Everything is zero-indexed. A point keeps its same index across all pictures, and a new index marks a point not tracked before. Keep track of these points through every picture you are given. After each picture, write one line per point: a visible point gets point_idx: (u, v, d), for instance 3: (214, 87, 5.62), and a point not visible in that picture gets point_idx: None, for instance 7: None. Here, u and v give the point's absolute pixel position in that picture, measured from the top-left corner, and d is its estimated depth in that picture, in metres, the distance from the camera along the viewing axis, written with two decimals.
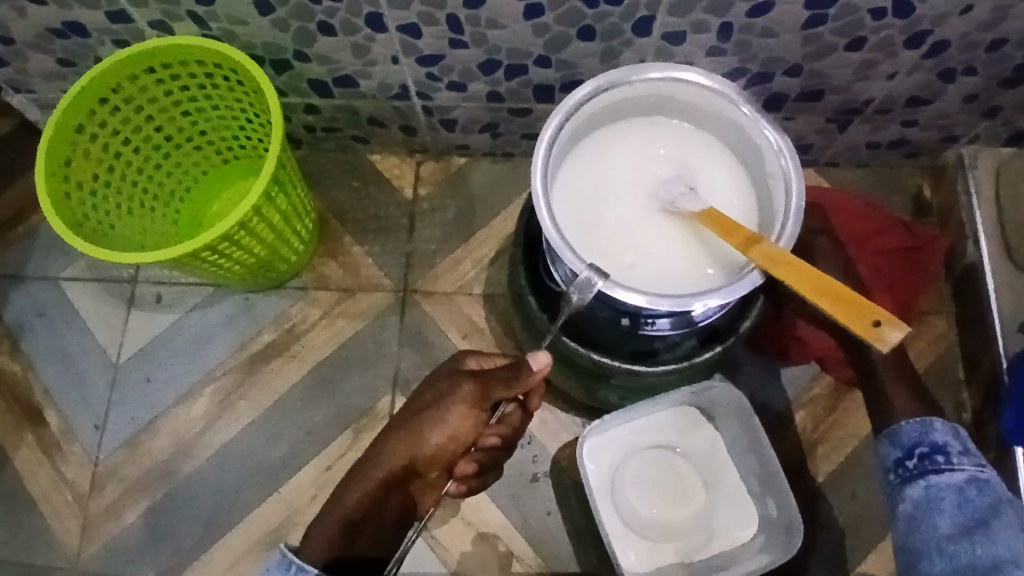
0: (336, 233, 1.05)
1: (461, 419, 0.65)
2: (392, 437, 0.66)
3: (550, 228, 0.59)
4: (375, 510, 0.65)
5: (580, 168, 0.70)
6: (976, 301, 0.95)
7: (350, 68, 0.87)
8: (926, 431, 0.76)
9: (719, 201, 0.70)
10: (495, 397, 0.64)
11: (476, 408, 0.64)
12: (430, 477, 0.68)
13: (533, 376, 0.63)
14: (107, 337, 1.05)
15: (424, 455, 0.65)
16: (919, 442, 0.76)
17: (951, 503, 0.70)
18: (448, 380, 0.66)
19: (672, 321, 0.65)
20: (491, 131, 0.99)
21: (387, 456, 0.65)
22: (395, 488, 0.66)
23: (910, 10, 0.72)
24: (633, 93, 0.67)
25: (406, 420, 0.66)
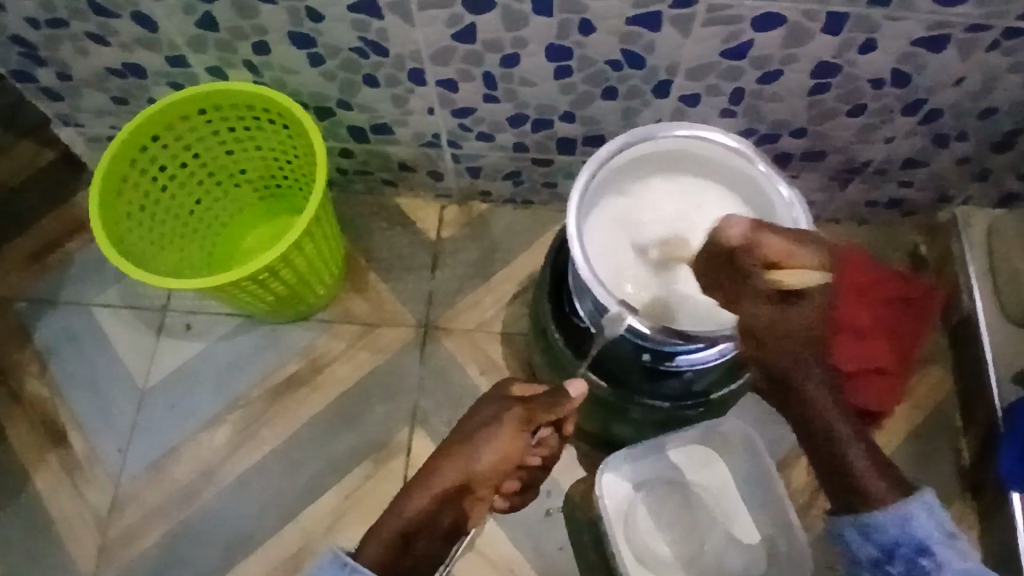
0: (362, 270, 1.10)
1: (511, 439, 0.69)
2: (447, 458, 0.70)
3: (583, 263, 0.65)
4: (428, 524, 0.67)
5: (612, 212, 0.75)
6: (971, 352, 1.00)
7: (387, 117, 0.93)
8: (906, 524, 0.62)
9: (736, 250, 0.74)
10: (540, 419, 0.70)
11: (523, 429, 0.70)
12: (481, 495, 0.70)
13: (572, 402, 0.69)
14: (136, 363, 1.09)
15: (477, 473, 0.69)
16: (900, 541, 0.62)
17: None
18: (497, 406, 0.71)
19: (690, 357, 0.70)
20: (513, 179, 1.05)
21: (439, 473, 0.69)
22: (449, 503, 0.68)
23: (907, 80, 0.79)
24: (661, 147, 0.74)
25: (459, 441, 0.70)
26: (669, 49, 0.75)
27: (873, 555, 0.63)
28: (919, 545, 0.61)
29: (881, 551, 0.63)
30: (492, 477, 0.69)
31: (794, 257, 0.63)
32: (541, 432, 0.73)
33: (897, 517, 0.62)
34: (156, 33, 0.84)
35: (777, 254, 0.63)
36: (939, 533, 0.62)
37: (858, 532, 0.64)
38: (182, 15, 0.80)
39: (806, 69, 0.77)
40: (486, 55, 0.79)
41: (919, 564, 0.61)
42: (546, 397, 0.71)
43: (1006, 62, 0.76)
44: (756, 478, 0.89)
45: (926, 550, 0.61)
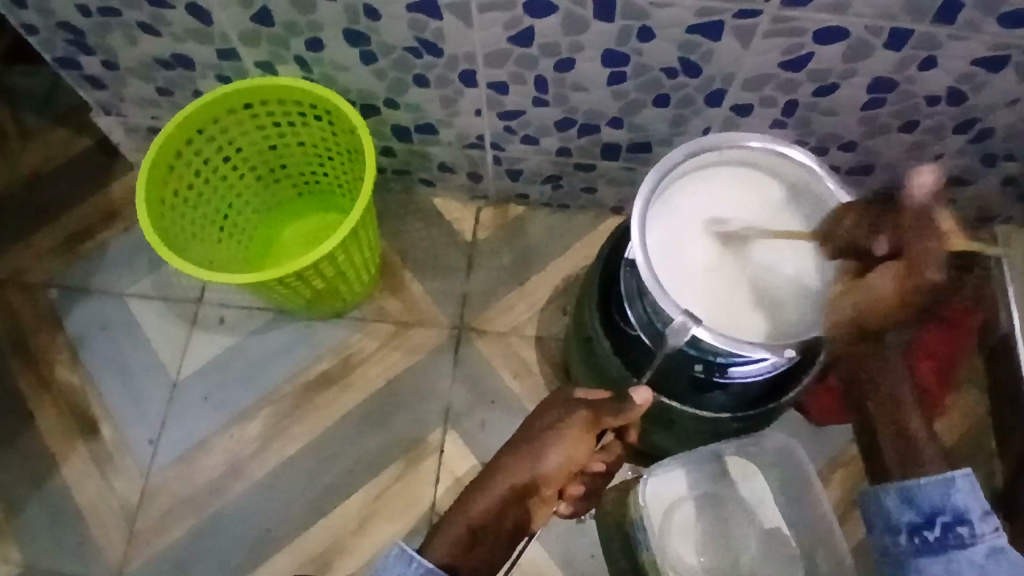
0: (397, 269, 1.10)
1: (577, 442, 0.70)
2: (514, 456, 0.70)
3: (647, 273, 0.65)
4: (495, 521, 0.69)
5: (674, 208, 0.74)
6: (1009, 374, 1.00)
7: (433, 117, 0.93)
8: (947, 492, 0.64)
9: (789, 265, 0.75)
10: (607, 423, 0.69)
11: (589, 431, 0.70)
12: (544, 493, 0.72)
13: (637, 409, 0.69)
14: (168, 355, 1.09)
15: (543, 475, 0.69)
16: (939, 508, 0.64)
17: None
18: (562, 407, 0.71)
19: (744, 370, 0.70)
20: (552, 183, 1.05)
21: (504, 472, 0.70)
22: (514, 501, 0.70)
23: (963, 99, 0.79)
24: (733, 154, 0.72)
25: (524, 441, 0.70)
26: (727, 59, 0.75)
27: (910, 519, 0.65)
28: (958, 513, 0.63)
29: (922, 518, 0.64)
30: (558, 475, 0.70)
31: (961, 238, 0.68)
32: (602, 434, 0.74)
33: (939, 488, 0.64)
34: (209, 26, 0.84)
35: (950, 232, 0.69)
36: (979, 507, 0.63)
37: (897, 498, 0.66)
38: (238, 9, 0.80)
39: (863, 83, 0.77)
40: (541, 59, 0.79)
41: (956, 533, 0.62)
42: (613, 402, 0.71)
43: None
44: (791, 494, 0.88)
45: (964, 519, 0.63)
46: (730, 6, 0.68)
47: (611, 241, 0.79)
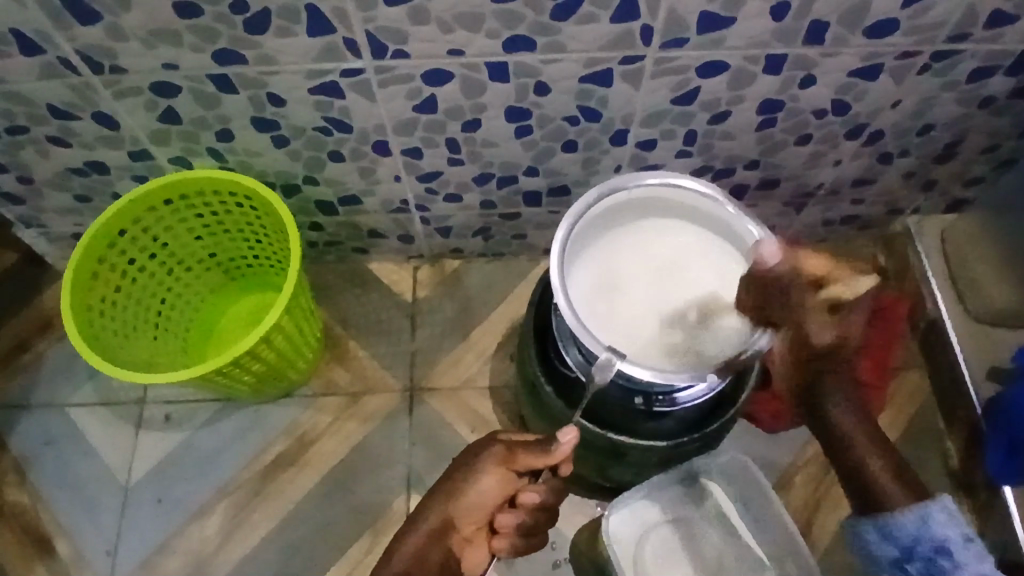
0: (341, 339, 1.10)
1: (494, 477, 0.68)
2: (434, 498, 0.70)
3: (572, 319, 0.67)
4: (419, 566, 0.67)
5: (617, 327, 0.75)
6: (942, 354, 1.04)
7: (355, 188, 0.95)
8: (924, 525, 0.62)
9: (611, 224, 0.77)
10: (522, 457, 0.68)
11: (507, 466, 0.68)
12: (469, 533, 0.70)
13: (559, 449, 0.66)
14: (117, 461, 1.06)
15: (460, 510, 0.69)
16: (919, 541, 0.62)
17: None
18: (482, 444, 0.70)
19: (679, 396, 0.72)
20: (483, 234, 1.07)
21: (427, 513, 0.69)
22: (434, 542, 0.68)
23: (848, 108, 0.84)
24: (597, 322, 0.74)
25: (445, 481, 0.70)
26: (623, 102, 0.79)
27: (897, 553, 0.63)
28: (939, 545, 0.61)
29: (902, 552, 0.63)
30: (478, 513, 0.69)
31: (840, 277, 0.64)
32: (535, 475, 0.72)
33: (917, 521, 0.62)
34: (118, 131, 0.84)
35: (821, 271, 0.65)
36: (955, 535, 0.61)
37: (877, 534, 0.64)
38: (144, 112, 0.81)
39: (753, 107, 0.81)
40: (448, 123, 0.81)
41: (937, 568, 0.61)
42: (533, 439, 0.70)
43: (937, 82, 0.81)
44: (755, 506, 0.90)
45: (946, 552, 0.61)
46: (615, 55, 0.72)
47: (541, 285, 0.81)
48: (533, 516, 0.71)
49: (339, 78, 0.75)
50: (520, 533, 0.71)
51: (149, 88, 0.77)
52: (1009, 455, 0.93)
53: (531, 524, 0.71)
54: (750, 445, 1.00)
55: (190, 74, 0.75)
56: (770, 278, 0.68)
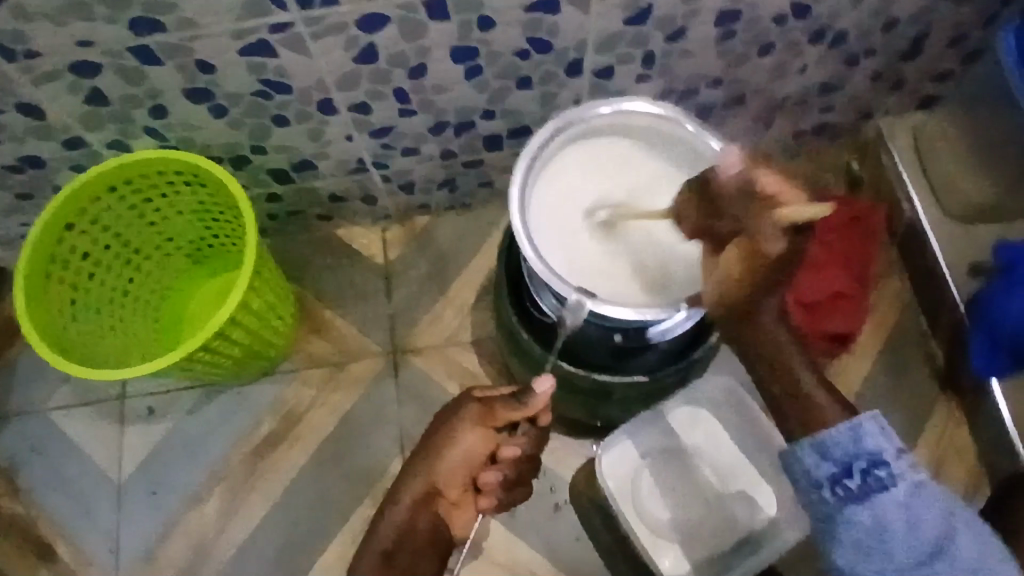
0: (316, 310, 1.07)
1: (473, 436, 0.67)
2: (414, 465, 0.68)
3: (537, 262, 0.64)
4: (406, 538, 0.66)
5: (580, 272, 0.72)
6: (922, 255, 1.02)
7: (307, 153, 0.91)
8: (858, 437, 0.60)
9: (577, 180, 0.74)
10: (499, 412, 0.66)
11: (484, 423, 0.67)
12: (455, 496, 0.69)
13: (535, 400, 0.64)
14: (107, 459, 1.04)
15: (443, 475, 0.67)
16: (855, 456, 0.59)
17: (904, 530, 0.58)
18: (456, 405, 0.69)
19: (660, 328, 0.71)
20: (448, 186, 1.04)
21: (410, 481, 0.68)
22: (422, 508, 0.67)
23: (809, 11, 0.80)
24: (563, 264, 0.71)
25: (425, 446, 0.68)
26: (574, 28, 0.75)
27: (884, 451, 0.60)
28: (873, 456, 0.59)
29: (838, 467, 0.60)
30: (461, 473, 0.67)
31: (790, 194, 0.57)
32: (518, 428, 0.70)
33: (850, 435, 0.60)
34: (46, 119, 0.79)
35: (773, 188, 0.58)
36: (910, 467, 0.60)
37: (876, 428, 0.60)
38: (69, 96, 0.76)
39: (709, 20, 0.77)
40: (393, 72, 0.77)
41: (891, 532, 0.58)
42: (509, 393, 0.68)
43: None
44: (758, 426, 0.90)
45: (880, 459, 0.59)
46: None
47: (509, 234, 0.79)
48: (516, 468, 0.70)
49: (269, 36, 0.70)
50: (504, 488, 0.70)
51: (69, 69, 0.72)
52: (993, 348, 0.91)
53: (514, 476, 0.70)
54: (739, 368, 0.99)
55: (108, 49, 0.70)
56: (720, 191, 0.62)
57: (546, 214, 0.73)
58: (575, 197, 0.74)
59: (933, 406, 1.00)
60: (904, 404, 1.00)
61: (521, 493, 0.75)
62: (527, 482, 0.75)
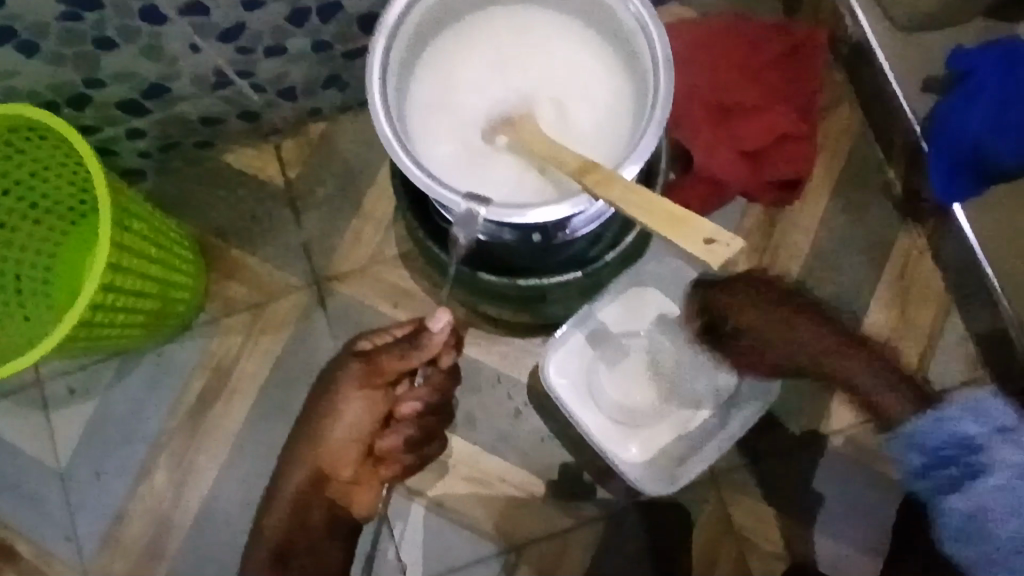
0: (222, 252, 0.96)
1: (358, 401, 0.82)
2: (306, 442, 0.83)
3: (415, 171, 0.55)
4: (303, 529, 0.83)
5: (478, 173, 0.62)
6: (870, 75, 0.93)
7: (153, 75, 0.76)
8: (943, 426, 0.71)
9: (454, 70, 0.64)
10: (383, 364, 0.81)
11: (365, 386, 0.81)
12: (351, 476, 0.84)
13: (424, 344, 0.80)
14: (37, 447, 0.95)
15: (333, 450, 0.82)
16: (943, 444, 0.71)
17: (1000, 508, 0.68)
18: (341, 370, 0.83)
19: (582, 220, 0.63)
20: (335, 85, 0.90)
21: (297, 464, 0.83)
22: (316, 496, 0.83)
23: None
24: (457, 170, 0.62)
25: (315, 419, 0.83)
26: None
27: (973, 434, 0.70)
28: (966, 442, 0.70)
29: (931, 449, 0.72)
30: (346, 452, 0.82)
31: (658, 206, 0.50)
32: (410, 380, 0.86)
33: (954, 417, 0.71)
34: None
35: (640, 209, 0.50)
36: (1004, 420, 0.70)
37: (954, 413, 0.71)
38: None
39: None
40: None
41: (993, 435, 0.70)
42: (393, 351, 0.81)
43: None
44: (710, 307, 0.85)
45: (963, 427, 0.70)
46: None
47: None
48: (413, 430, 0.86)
49: None
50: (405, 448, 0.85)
51: None
52: (952, 169, 0.85)
53: (412, 438, 0.86)
54: None
55: None
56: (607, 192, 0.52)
57: (427, 114, 0.63)
58: (456, 91, 0.64)
59: (894, 238, 0.94)
60: (866, 238, 0.94)
61: (429, 452, 0.88)
62: (430, 446, 0.88)
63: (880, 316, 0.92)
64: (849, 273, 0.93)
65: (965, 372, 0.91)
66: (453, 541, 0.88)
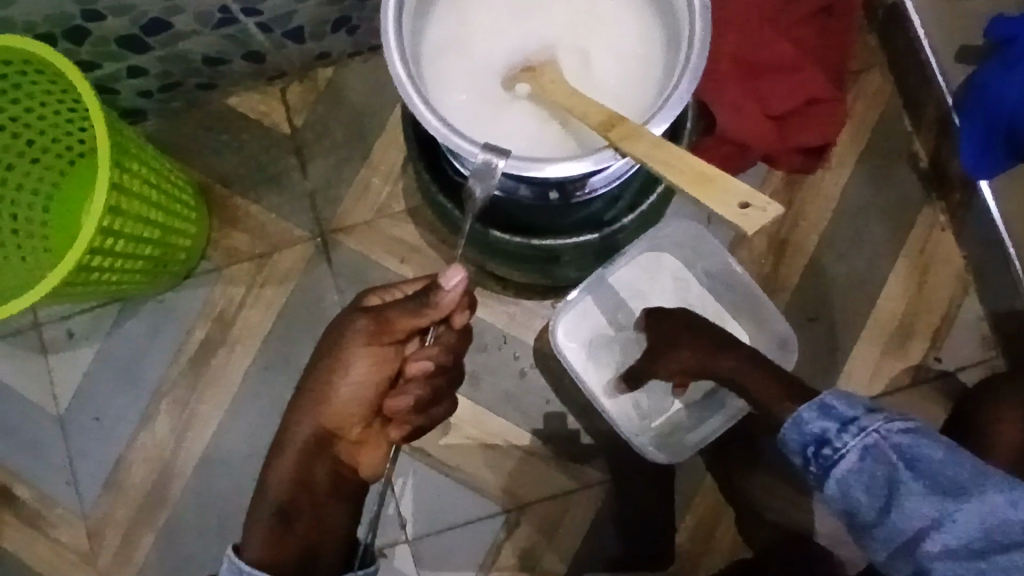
0: (225, 199, 0.94)
1: (368, 358, 0.62)
2: (305, 397, 0.63)
3: (431, 119, 0.52)
4: (303, 490, 0.63)
5: (494, 124, 0.59)
6: (903, 39, 0.89)
7: (154, 11, 0.73)
8: (798, 427, 0.62)
9: (475, 14, 0.61)
10: (396, 321, 0.61)
11: (377, 341, 0.61)
12: (356, 434, 0.64)
13: (444, 297, 0.60)
14: (37, 392, 0.95)
15: (338, 406, 0.62)
16: (806, 440, 0.61)
17: (867, 478, 0.58)
18: (347, 317, 0.63)
19: (601, 182, 0.60)
20: (345, 28, 0.87)
21: (300, 425, 0.63)
22: (316, 456, 0.63)
23: None
24: (471, 119, 0.59)
25: (313, 373, 0.63)
26: None
27: (828, 429, 0.60)
28: (817, 439, 0.60)
29: (816, 445, 0.61)
30: (355, 409, 0.63)
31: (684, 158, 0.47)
32: (430, 331, 0.67)
33: (817, 413, 0.61)
34: None
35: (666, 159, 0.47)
36: (861, 411, 0.60)
37: (815, 411, 0.61)
38: None
39: None
40: None
41: (904, 449, 0.58)
42: (408, 301, 0.62)
43: None
44: (726, 274, 0.84)
45: (834, 426, 0.60)
46: None
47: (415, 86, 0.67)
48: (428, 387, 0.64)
49: None
50: (416, 412, 0.64)
51: None
52: (986, 139, 0.81)
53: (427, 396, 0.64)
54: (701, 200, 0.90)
55: None
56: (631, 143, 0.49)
57: (443, 60, 0.60)
58: (474, 36, 0.60)
59: (917, 211, 0.91)
60: (888, 210, 0.91)
61: (443, 414, 0.68)
62: (444, 401, 0.68)
63: (898, 290, 0.90)
64: (868, 245, 0.91)
65: (981, 350, 0.89)
66: (454, 500, 0.88)
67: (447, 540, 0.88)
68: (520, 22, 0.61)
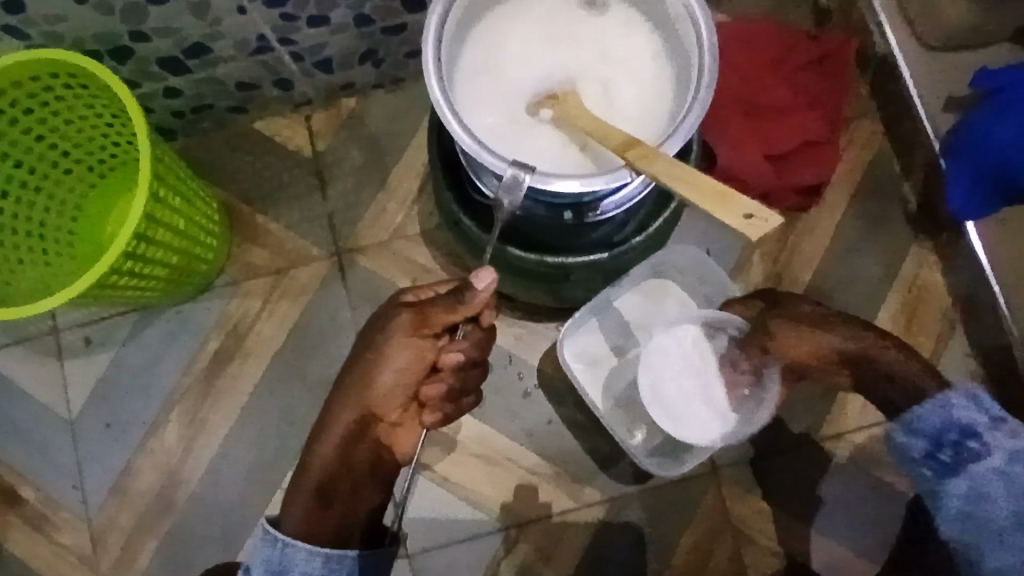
0: (247, 216, 0.98)
1: (408, 349, 0.65)
2: (346, 385, 0.66)
3: (463, 135, 0.57)
4: (344, 473, 0.66)
5: (521, 144, 0.63)
6: (894, 92, 0.95)
7: (197, 35, 0.78)
8: (945, 415, 0.66)
9: (505, 44, 0.66)
10: (434, 315, 0.65)
11: (418, 333, 0.65)
12: (395, 419, 0.68)
13: (476, 296, 0.64)
14: (50, 396, 0.97)
15: (380, 393, 0.65)
16: (945, 430, 0.65)
17: (1001, 481, 0.62)
18: (389, 311, 0.66)
19: (614, 204, 0.65)
20: (372, 60, 0.92)
21: (339, 412, 0.66)
22: (357, 440, 0.66)
23: None
24: (499, 139, 0.63)
25: (355, 363, 0.66)
26: None
27: (977, 422, 0.64)
28: (963, 429, 0.64)
29: (953, 441, 0.65)
30: (397, 395, 0.66)
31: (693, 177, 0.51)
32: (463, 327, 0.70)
33: (966, 405, 0.65)
34: None
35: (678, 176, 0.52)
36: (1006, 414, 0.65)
37: (965, 401, 0.65)
38: None
39: None
40: None
41: None
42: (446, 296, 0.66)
43: None
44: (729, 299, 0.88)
45: (971, 429, 0.64)
46: None
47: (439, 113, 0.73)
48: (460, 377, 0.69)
49: None
50: (449, 401, 0.69)
51: None
52: (973, 183, 0.86)
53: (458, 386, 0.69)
54: (702, 233, 0.94)
55: None
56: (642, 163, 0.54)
57: (474, 85, 0.65)
58: (504, 65, 0.66)
59: (906, 252, 0.96)
60: (879, 249, 0.95)
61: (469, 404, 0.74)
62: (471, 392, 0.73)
63: (888, 325, 0.94)
64: (859, 281, 0.95)
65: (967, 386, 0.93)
66: (455, 514, 0.90)
67: (447, 555, 0.89)
68: (546, 54, 0.66)
